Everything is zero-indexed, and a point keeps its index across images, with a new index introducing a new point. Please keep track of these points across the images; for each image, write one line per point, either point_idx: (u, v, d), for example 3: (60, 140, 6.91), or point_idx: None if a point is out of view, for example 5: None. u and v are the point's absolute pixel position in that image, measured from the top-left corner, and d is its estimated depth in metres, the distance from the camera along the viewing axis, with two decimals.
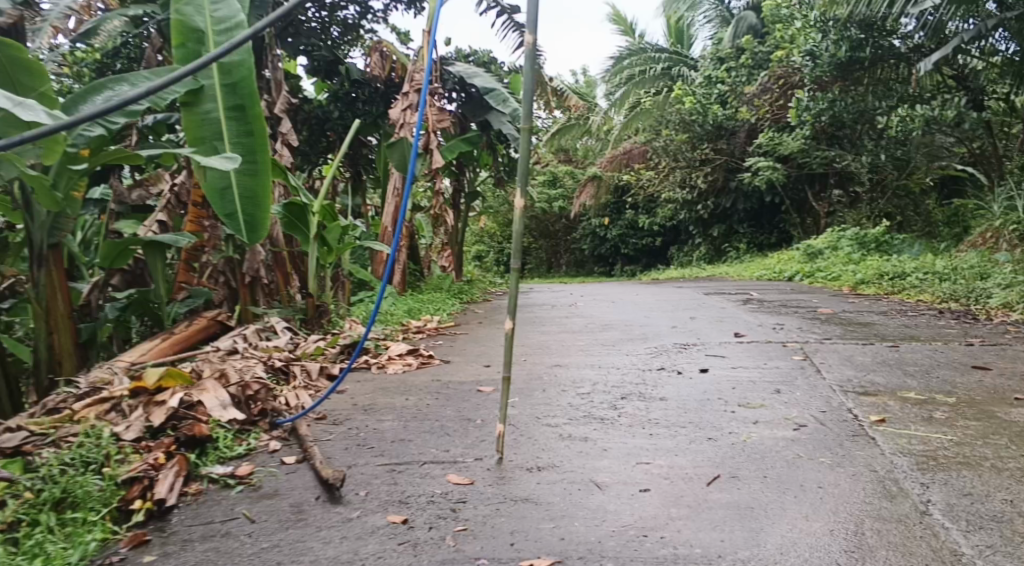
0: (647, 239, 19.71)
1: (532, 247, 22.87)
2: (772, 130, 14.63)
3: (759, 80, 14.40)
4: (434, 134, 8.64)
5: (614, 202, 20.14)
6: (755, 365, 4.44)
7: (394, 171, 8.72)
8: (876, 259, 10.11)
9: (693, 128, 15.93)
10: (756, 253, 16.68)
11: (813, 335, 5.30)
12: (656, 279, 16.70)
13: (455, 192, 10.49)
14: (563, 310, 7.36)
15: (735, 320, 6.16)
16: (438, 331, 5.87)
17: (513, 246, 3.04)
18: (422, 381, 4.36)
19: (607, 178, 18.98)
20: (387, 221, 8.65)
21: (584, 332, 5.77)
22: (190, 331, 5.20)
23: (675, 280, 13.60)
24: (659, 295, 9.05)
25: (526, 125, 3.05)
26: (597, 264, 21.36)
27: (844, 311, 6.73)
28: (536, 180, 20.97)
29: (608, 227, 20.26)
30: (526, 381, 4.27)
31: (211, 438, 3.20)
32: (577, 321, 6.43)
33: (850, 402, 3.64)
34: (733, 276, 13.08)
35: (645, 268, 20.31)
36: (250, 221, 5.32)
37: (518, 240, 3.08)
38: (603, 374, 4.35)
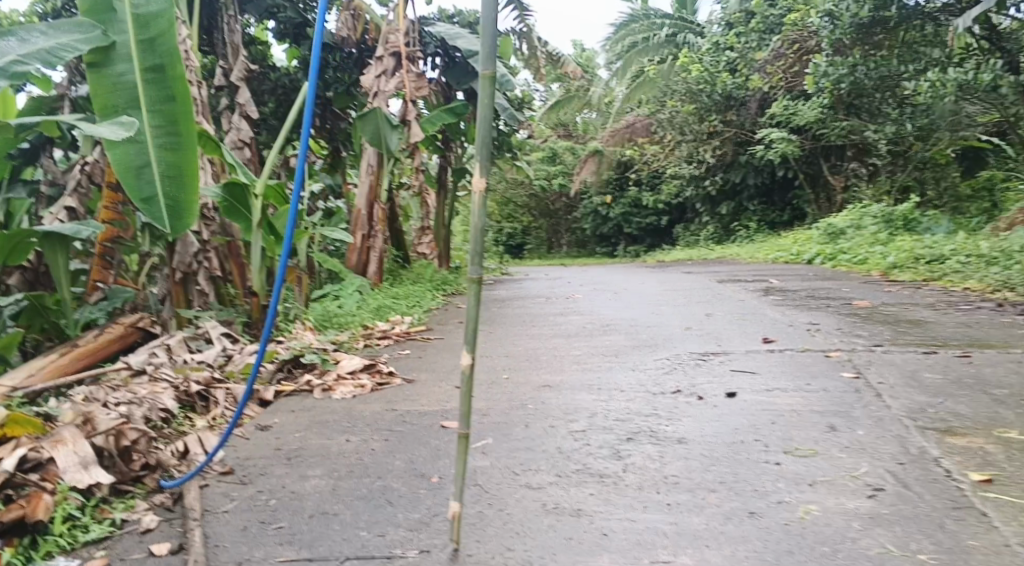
0: (650, 218, 18.71)
1: (531, 228, 21.92)
2: (785, 99, 13.61)
3: (771, 45, 13.39)
4: (413, 104, 7.70)
5: (617, 179, 19.14)
6: (795, 386, 3.50)
7: (368, 148, 7.82)
8: (905, 240, 9.15)
9: (700, 98, 14.90)
10: (768, 231, 15.70)
11: (859, 340, 4.35)
12: (661, 259, 15.77)
13: (441, 170, 9.49)
14: (556, 305, 6.40)
15: (760, 319, 5.21)
16: (408, 336, 4.93)
17: (470, 252, 2.10)
18: (372, 411, 3.44)
19: (609, 153, 17.96)
20: (361, 202, 7.68)
21: (580, 337, 4.83)
22: (102, 342, 4.28)
23: (682, 263, 12.67)
24: (666, 283, 8.10)
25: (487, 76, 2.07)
26: (599, 244, 20.43)
27: (883, 304, 5.77)
28: (535, 156, 19.97)
29: (610, 206, 19.28)
30: (503, 412, 3.33)
31: (46, 523, 2.31)
32: (572, 320, 5.48)
33: (935, 447, 2.70)
34: (745, 257, 12.17)
35: (650, 248, 19.33)
36: (176, 206, 4.35)
37: (477, 242, 2.11)
38: (602, 401, 3.42)
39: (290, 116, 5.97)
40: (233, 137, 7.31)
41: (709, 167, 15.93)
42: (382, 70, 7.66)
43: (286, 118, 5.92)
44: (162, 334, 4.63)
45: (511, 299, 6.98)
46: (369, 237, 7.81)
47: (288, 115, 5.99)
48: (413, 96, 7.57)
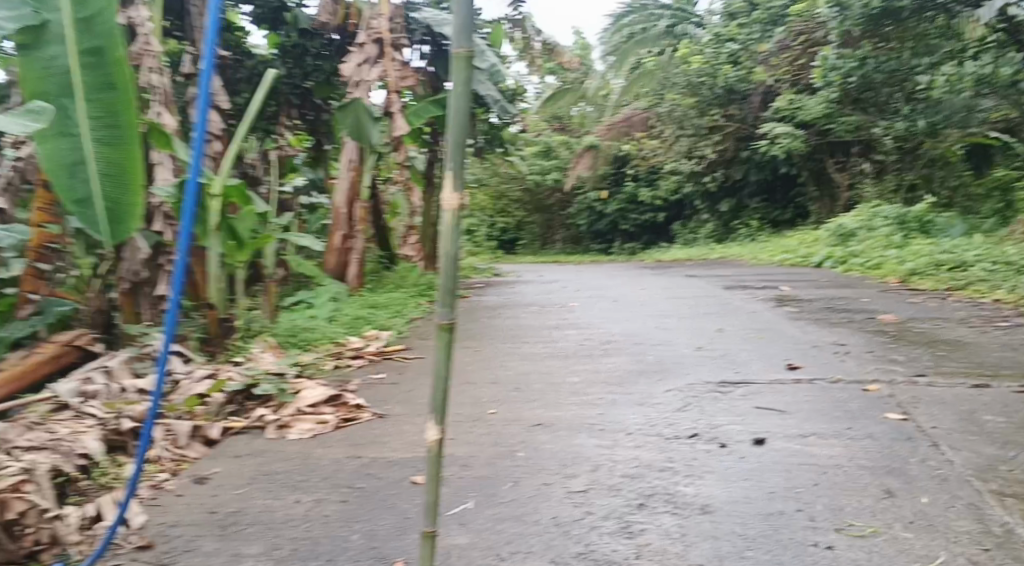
0: (648, 215, 18.17)
1: (525, 223, 21.37)
2: (791, 93, 13.03)
3: (777, 36, 12.92)
4: (397, 95, 7.13)
5: (614, 174, 18.57)
6: (833, 433, 2.97)
7: (348, 142, 7.26)
8: (921, 243, 8.65)
9: (701, 91, 14.31)
10: (769, 230, 15.18)
11: (896, 368, 3.82)
12: (659, 258, 15.24)
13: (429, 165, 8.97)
14: (551, 315, 5.86)
15: (777, 337, 4.69)
16: (385, 355, 4.36)
17: (441, 289, 1.58)
18: (332, 457, 2.91)
19: (606, 148, 17.39)
20: (341, 201, 7.08)
21: (577, 357, 4.30)
22: (31, 365, 3.71)
23: (682, 263, 12.15)
24: (669, 288, 7.57)
25: (463, 61, 1.56)
26: (594, 240, 19.93)
27: (910, 319, 5.26)
28: (529, 150, 19.40)
29: (606, 202, 18.73)
30: (488, 462, 2.79)
31: None
32: (569, 336, 4.94)
33: (1023, 525, 2.17)
34: (748, 258, 11.63)
35: (646, 245, 18.80)
36: (115, 209, 3.77)
37: (447, 280, 1.61)
38: (606, 448, 2.88)
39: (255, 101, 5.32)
40: (203, 129, 6.72)
41: (709, 163, 15.36)
42: (363, 58, 7.07)
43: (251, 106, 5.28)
44: (103, 353, 4.04)
45: (502, 307, 6.44)
46: (350, 239, 7.24)
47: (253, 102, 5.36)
48: (397, 88, 7.04)
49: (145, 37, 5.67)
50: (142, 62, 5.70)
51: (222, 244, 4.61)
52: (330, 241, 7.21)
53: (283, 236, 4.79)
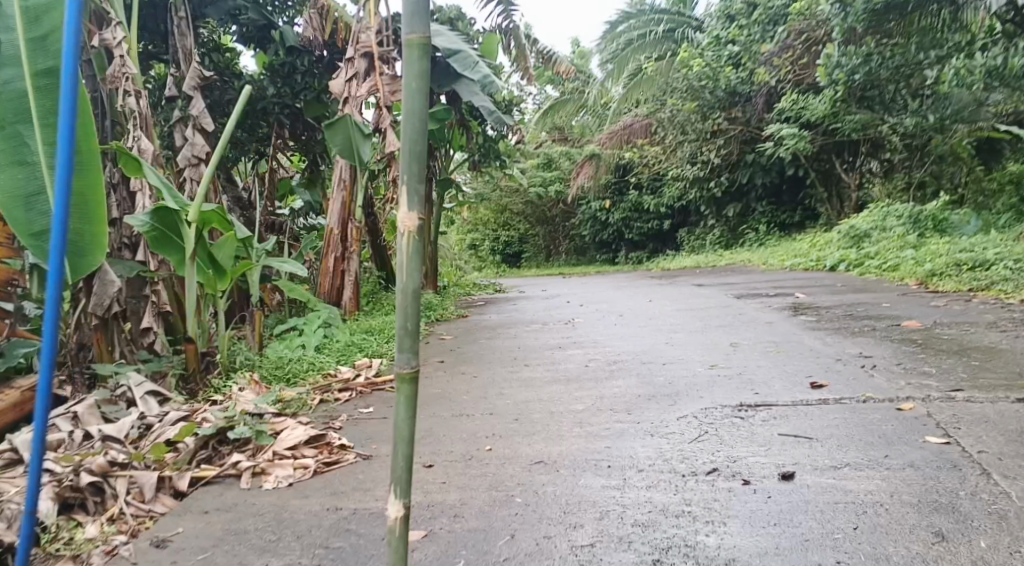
0: (652, 222, 17.85)
1: (528, 236, 21.09)
2: (795, 93, 12.65)
3: (777, 37, 12.63)
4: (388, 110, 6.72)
5: (617, 183, 18.27)
6: (866, 463, 2.67)
7: (340, 160, 7.00)
8: (938, 242, 8.33)
9: (702, 95, 14.00)
10: (778, 234, 14.84)
11: (929, 383, 3.51)
12: (665, 267, 14.91)
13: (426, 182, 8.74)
14: (554, 333, 5.56)
15: (795, 351, 4.39)
16: (375, 385, 4.08)
17: (399, 328, 1.37)
18: (311, 509, 2.62)
19: (607, 157, 17.09)
20: (334, 221, 6.81)
21: (582, 381, 4.01)
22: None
23: (689, 271, 11.82)
24: (677, 300, 7.26)
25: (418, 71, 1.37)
26: (599, 250, 19.65)
27: (935, 325, 4.95)
28: (529, 162, 19.11)
29: (610, 211, 18.41)
30: (482, 512, 2.49)
31: None
32: (573, 357, 4.64)
33: None
34: (758, 264, 11.28)
35: (653, 254, 18.48)
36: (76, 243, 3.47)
37: (406, 318, 1.38)
38: (614, 490, 2.58)
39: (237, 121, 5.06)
40: (186, 152, 6.47)
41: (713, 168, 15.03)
42: (353, 74, 6.85)
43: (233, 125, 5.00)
44: (72, 397, 3.75)
45: (503, 326, 6.15)
46: (344, 260, 6.97)
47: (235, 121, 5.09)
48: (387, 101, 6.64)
49: (122, 58, 5.31)
50: (118, 87, 5.32)
51: (201, 273, 4.32)
52: (323, 263, 6.94)
53: (266, 263, 4.48)
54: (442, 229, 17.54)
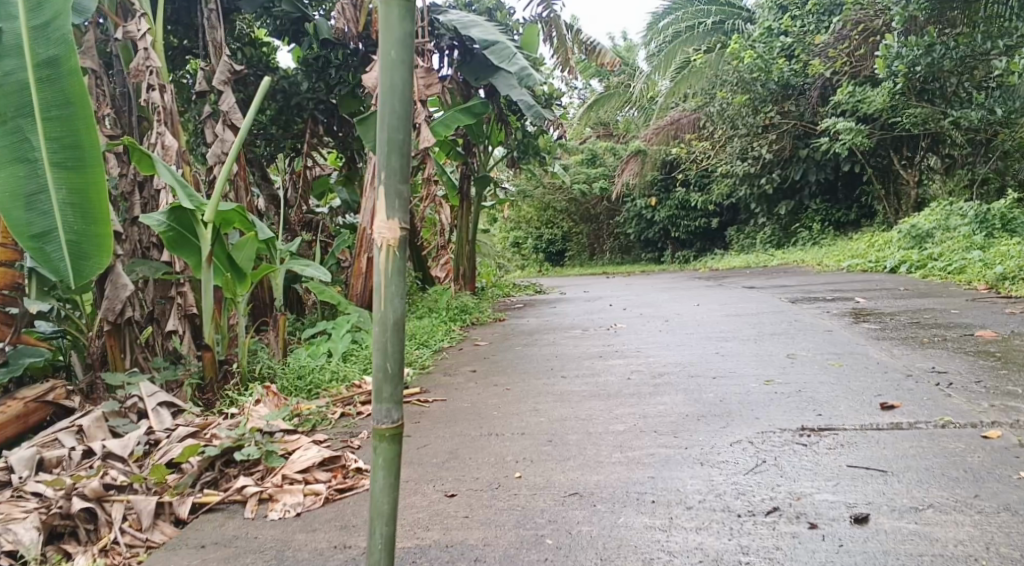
0: (700, 220, 17.32)
1: (572, 234, 20.72)
2: (851, 84, 12.05)
3: (834, 27, 12.08)
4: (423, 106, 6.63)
5: (663, 180, 17.76)
6: (953, 504, 2.29)
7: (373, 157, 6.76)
8: (1009, 242, 7.78)
9: (753, 87, 13.44)
10: (832, 232, 14.22)
11: (1016, 404, 3.11)
12: (713, 267, 14.42)
13: (463, 179, 8.48)
14: (594, 340, 5.23)
15: (858, 364, 3.99)
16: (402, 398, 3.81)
17: (384, 365, 1.57)
18: (317, 546, 2.35)
19: (653, 153, 16.62)
20: (366, 221, 6.58)
21: (622, 395, 3.69)
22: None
23: (738, 271, 11.35)
24: (727, 303, 6.87)
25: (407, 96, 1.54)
26: (645, 249, 19.21)
27: (1014, 334, 4.51)
28: (573, 158, 18.72)
29: (655, 209, 17.93)
30: (505, 557, 2.19)
31: None
32: (614, 367, 4.32)
33: None
34: (813, 265, 10.73)
35: (700, 253, 17.95)
36: (80, 246, 3.32)
37: (388, 353, 1.57)
38: (657, 533, 2.25)
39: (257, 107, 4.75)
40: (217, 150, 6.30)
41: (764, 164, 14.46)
42: None
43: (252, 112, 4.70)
44: (81, 409, 3.55)
45: (540, 331, 5.84)
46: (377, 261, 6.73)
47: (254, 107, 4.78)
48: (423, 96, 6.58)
49: (146, 51, 5.10)
50: (142, 80, 5.11)
51: (218, 275, 4.07)
52: (356, 265, 6.71)
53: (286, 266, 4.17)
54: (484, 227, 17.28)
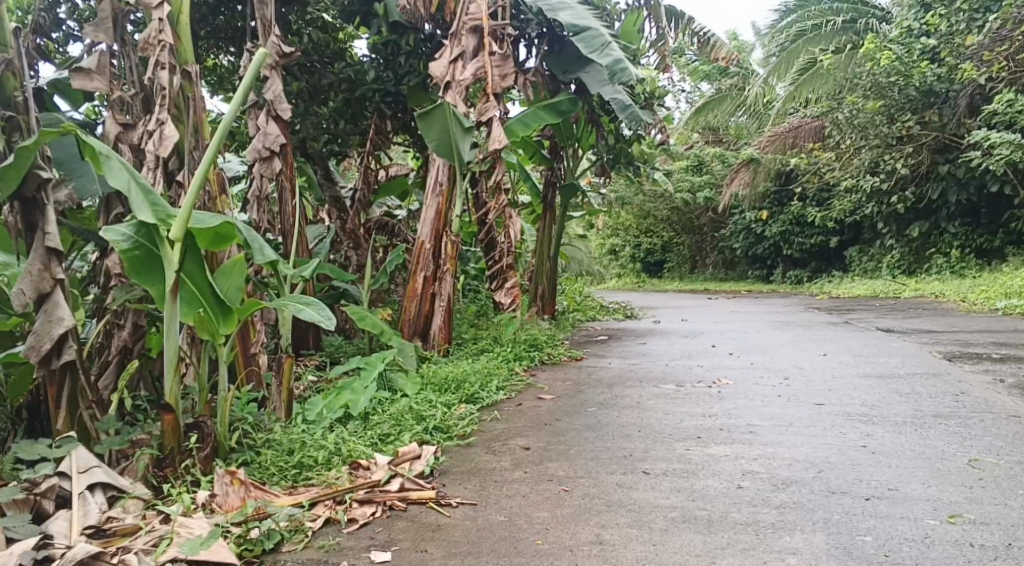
0: (817, 237, 15.60)
1: (672, 244, 19.37)
2: (1012, 93, 10.07)
3: (990, 25, 10.31)
4: (495, 101, 5.59)
5: (778, 191, 16.09)
6: None
7: (437, 159, 5.81)
8: None
9: (889, 93, 11.67)
10: (977, 260, 12.20)
11: None
12: (830, 292, 12.81)
13: (548, 188, 7.46)
14: (691, 405, 4.03)
15: None
16: (415, 500, 2.74)
17: None
18: None
19: (768, 162, 15.11)
20: (424, 234, 5.68)
21: (731, 525, 2.51)
22: None
23: (865, 302, 9.83)
24: (863, 352, 5.52)
25: None
26: (752, 266, 17.67)
27: None
28: (677, 164, 17.33)
29: (766, 223, 16.38)
30: None
31: None
32: (718, 461, 3.13)
33: None
34: (956, 301, 9.10)
35: (815, 273, 16.25)
36: None
37: None
38: None
39: (246, 87, 3.82)
40: (257, 143, 5.68)
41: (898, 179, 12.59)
42: (457, 53, 5.65)
43: (237, 92, 3.77)
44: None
45: (623, 382, 4.68)
46: (435, 282, 5.74)
47: (241, 86, 3.84)
48: (497, 89, 5.59)
49: (159, 22, 4.30)
50: (151, 56, 4.29)
51: (190, 311, 3.16)
52: (410, 285, 5.74)
53: (277, 303, 3.22)
54: (577, 234, 16.12)
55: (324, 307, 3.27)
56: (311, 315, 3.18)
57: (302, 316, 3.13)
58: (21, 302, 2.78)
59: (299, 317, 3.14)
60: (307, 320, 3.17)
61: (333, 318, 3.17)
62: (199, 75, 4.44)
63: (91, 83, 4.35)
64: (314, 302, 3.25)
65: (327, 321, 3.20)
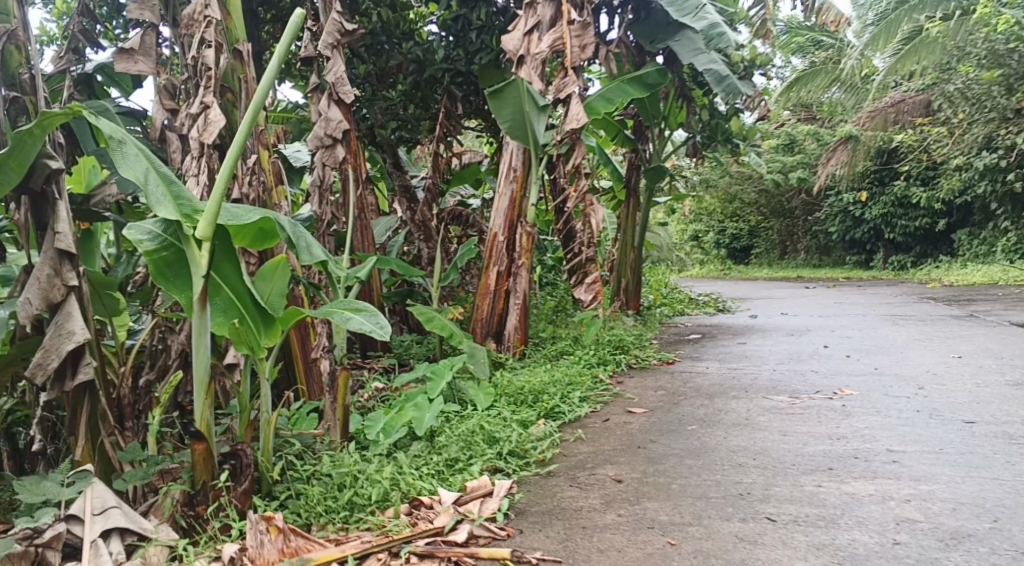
0: (922, 220, 14.39)
1: (761, 229, 18.39)
2: None
3: None
4: (574, 75, 5.01)
5: (877, 170, 14.93)
6: None
7: (511, 141, 5.33)
8: None
9: (1008, 60, 10.46)
10: None
11: None
12: (939, 279, 11.73)
13: (633, 171, 6.90)
14: (814, 425, 3.39)
15: None
16: (485, 556, 2.24)
17: None
18: None
19: (868, 140, 14.00)
20: (497, 225, 5.23)
21: None
22: None
23: (989, 290, 8.82)
24: (1011, 353, 4.72)
25: None
26: (849, 250, 16.55)
27: None
28: (766, 145, 16.33)
29: (865, 205, 15.29)
30: None
31: None
32: (861, 503, 2.52)
33: None
34: None
35: (919, 259, 15.04)
36: None
37: None
38: None
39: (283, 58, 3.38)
40: (319, 130, 5.28)
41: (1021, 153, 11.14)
42: (532, 23, 5.12)
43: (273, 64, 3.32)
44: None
45: (726, 394, 4.07)
46: (509, 278, 5.27)
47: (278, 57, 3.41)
48: (577, 62, 5.02)
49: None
50: (196, 33, 3.90)
51: (225, 321, 2.76)
52: (483, 280, 5.28)
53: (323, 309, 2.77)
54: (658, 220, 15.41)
55: (376, 313, 2.79)
56: (361, 323, 2.70)
57: (351, 327, 2.66)
58: (29, 311, 2.48)
59: (347, 327, 2.67)
60: (356, 329, 2.69)
61: (387, 328, 2.68)
62: (251, 54, 4.12)
63: (136, 67, 3.99)
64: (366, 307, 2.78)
65: (380, 331, 2.71)
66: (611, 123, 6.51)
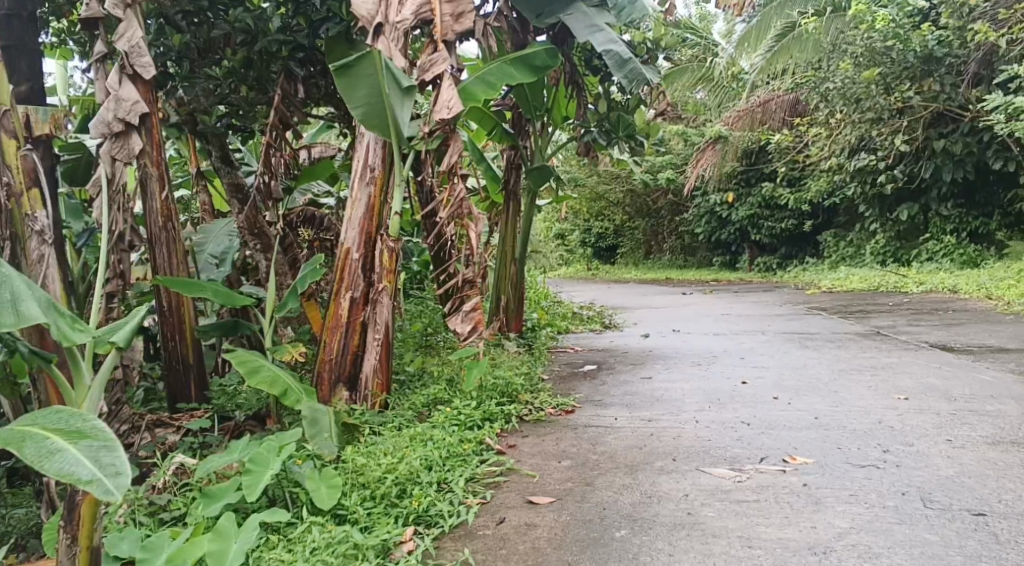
0: (789, 221, 14.26)
1: (627, 229, 17.94)
2: None
3: None
4: (444, 50, 4.02)
5: (744, 171, 14.66)
6: None
7: (367, 132, 4.20)
8: None
9: (884, 58, 10.25)
10: (975, 246, 10.83)
11: None
12: (813, 283, 11.48)
13: (510, 171, 5.93)
14: (784, 526, 2.53)
15: None
16: None
17: None
18: None
19: (736, 139, 13.63)
20: (349, 237, 4.09)
21: None
22: None
23: (871, 299, 8.48)
24: (952, 388, 4.10)
25: None
26: (716, 251, 16.35)
27: None
28: None
29: (732, 206, 14.96)
30: None
31: None
32: None
33: None
34: (982, 297, 7.77)
35: (784, 260, 14.98)
36: None
37: None
38: None
39: None
40: (105, 111, 4.00)
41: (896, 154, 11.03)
42: None
43: None
44: None
45: (650, 466, 3.15)
46: (366, 307, 4.11)
47: None
48: (449, 34, 4.03)
49: None
50: None
51: None
52: (330, 310, 4.12)
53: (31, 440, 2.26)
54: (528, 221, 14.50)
55: (111, 446, 2.29)
56: (75, 465, 2.21)
57: (61, 469, 2.20)
58: None
59: (48, 466, 2.19)
60: (67, 470, 2.21)
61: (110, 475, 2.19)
62: None
63: None
64: (92, 437, 2.29)
65: (106, 475, 2.22)
66: (485, 113, 5.53)
